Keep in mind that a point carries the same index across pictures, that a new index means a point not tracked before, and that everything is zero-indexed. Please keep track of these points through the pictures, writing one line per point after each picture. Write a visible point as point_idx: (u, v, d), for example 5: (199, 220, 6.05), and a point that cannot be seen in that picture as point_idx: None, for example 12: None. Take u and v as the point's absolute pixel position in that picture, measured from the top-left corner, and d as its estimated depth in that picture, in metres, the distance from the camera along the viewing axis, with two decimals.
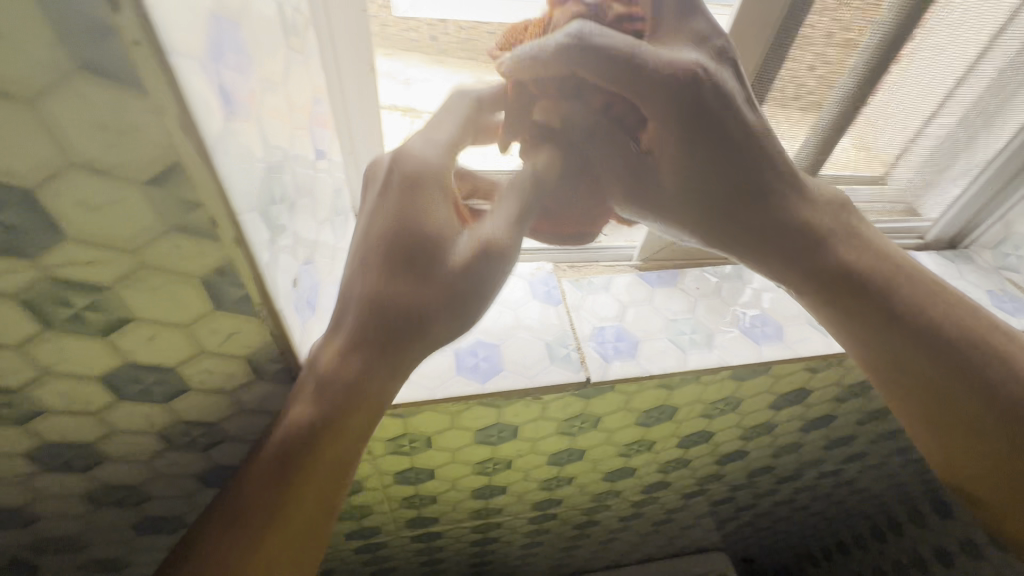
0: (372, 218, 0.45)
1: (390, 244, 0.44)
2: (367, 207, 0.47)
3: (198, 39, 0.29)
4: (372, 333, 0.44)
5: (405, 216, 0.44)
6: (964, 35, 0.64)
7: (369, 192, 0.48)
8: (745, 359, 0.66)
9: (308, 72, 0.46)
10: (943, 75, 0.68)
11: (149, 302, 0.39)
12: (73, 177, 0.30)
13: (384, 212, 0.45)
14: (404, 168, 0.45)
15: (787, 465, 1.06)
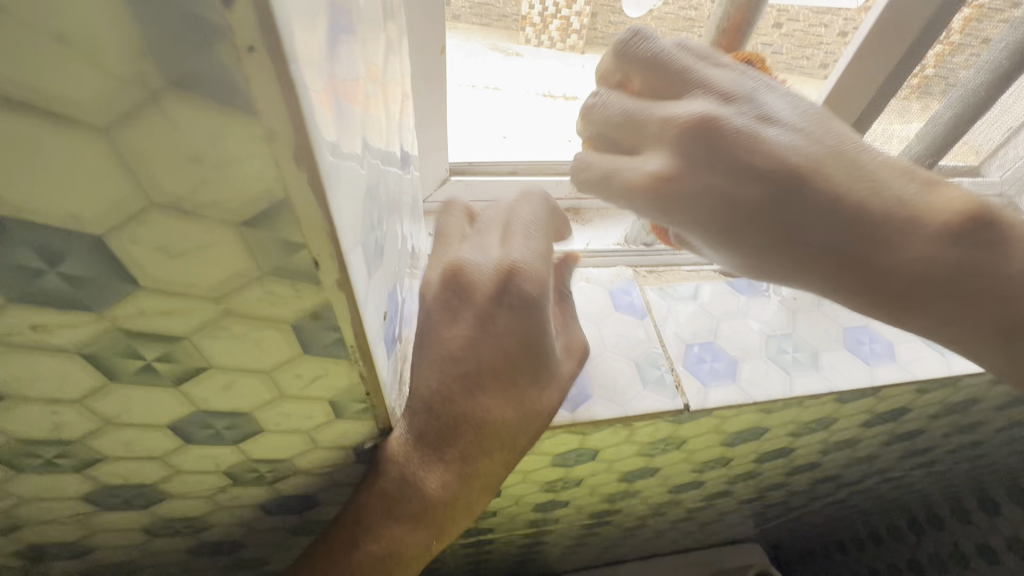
0: (485, 342, 0.46)
1: (513, 375, 0.47)
2: (473, 309, 0.46)
3: (318, 38, 0.21)
4: (473, 398, 0.46)
5: (524, 352, 0.47)
6: None
7: (467, 299, 0.47)
8: (858, 383, 0.59)
9: (399, 66, 0.38)
10: None
11: (229, 350, 0.32)
12: (156, 220, 0.23)
13: (504, 347, 0.46)
14: (522, 291, 0.46)
15: (854, 472, 1.00)
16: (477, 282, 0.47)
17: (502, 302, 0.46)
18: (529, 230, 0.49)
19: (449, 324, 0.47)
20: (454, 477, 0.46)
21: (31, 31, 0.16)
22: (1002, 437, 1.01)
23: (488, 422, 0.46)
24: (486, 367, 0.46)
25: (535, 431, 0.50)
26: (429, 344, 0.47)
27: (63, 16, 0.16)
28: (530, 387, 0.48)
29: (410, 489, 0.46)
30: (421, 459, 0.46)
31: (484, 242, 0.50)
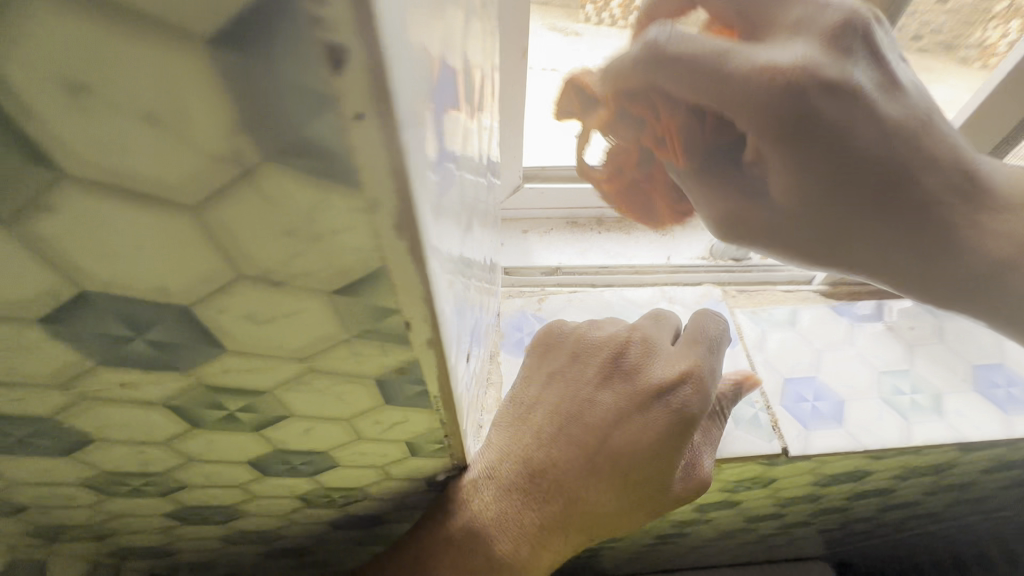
0: (621, 429, 0.41)
1: (635, 480, 0.41)
2: (628, 393, 0.42)
3: (429, 90, 0.18)
4: (587, 486, 0.41)
5: (657, 463, 0.41)
6: None
7: (629, 377, 0.42)
8: (991, 435, 0.52)
9: (489, 84, 0.35)
10: None
11: (311, 401, 0.30)
12: (245, 291, 0.21)
13: (637, 446, 0.40)
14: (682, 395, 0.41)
15: (955, 510, 0.90)
16: (648, 365, 0.43)
17: (661, 402, 0.41)
18: (712, 348, 0.45)
19: (591, 387, 0.42)
20: (524, 543, 0.43)
21: (117, 111, 0.14)
22: None
23: (582, 506, 0.42)
24: (611, 458, 0.41)
25: (631, 527, 0.44)
26: (562, 410, 0.42)
27: (150, 93, 0.14)
28: (650, 502, 0.42)
29: (480, 541, 0.44)
30: (500, 509, 0.43)
31: (656, 341, 0.45)
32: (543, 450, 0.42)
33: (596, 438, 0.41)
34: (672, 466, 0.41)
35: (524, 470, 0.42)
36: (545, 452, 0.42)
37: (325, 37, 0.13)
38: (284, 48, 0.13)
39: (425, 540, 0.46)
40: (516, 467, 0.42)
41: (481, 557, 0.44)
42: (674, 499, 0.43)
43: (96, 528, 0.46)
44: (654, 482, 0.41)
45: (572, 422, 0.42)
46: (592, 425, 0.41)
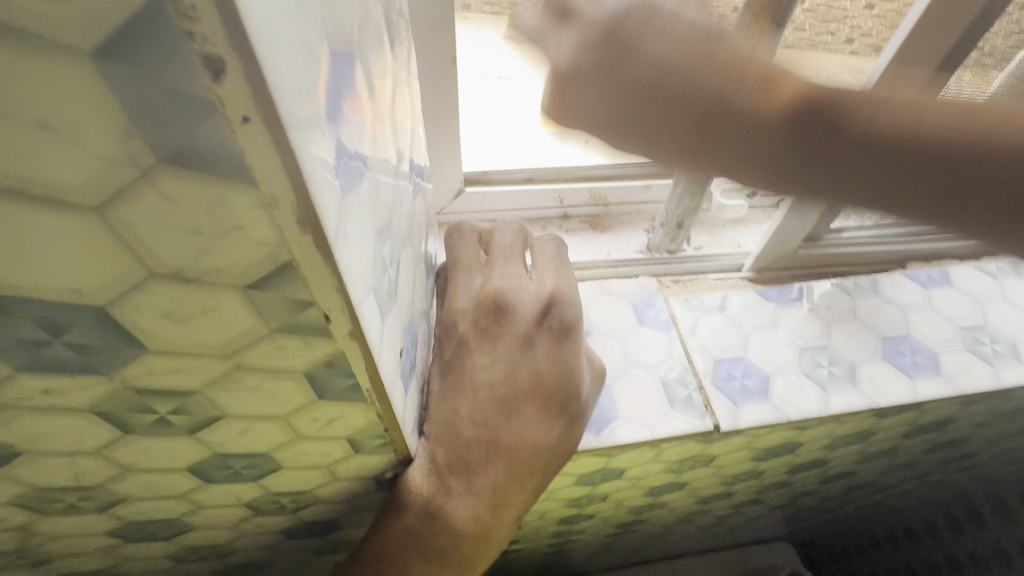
0: (521, 366, 0.46)
1: (553, 399, 0.47)
2: (516, 332, 0.47)
3: (319, 97, 0.20)
4: (516, 429, 0.45)
5: (564, 379, 0.47)
6: None
7: (507, 321, 0.47)
8: (899, 399, 0.57)
9: (408, 90, 0.37)
10: None
11: (244, 400, 0.31)
12: (159, 289, 0.22)
13: (541, 370, 0.46)
14: (562, 316, 0.48)
15: (890, 478, 0.96)
16: (520, 308, 0.47)
17: (543, 324, 0.47)
18: (557, 266, 0.51)
19: (482, 352, 0.47)
20: (485, 507, 0.45)
21: (9, 120, 0.15)
22: None
23: (520, 446, 0.45)
24: (525, 391, 0.46)
25: (570, 446, 0.50)
26: (466, 380, 0.46)
27: (42, 103, 0.15)
28: (572, 412, 0.49)
29: (438, 527, 0.45)
30: (449, 487, 0.45)
31: (513, 272, 0.50)
32: (466, 415, 0.45)
33: (507, 383, 0.45)
34: (575, 372, 0.48)
35: (455, 441, 0.45)
36: (466, 418, 0.45)
37: (203, 49, 0.15)
38: (165, 58, 0.15)
39: (383, 537, 0.47)
40: (447, 443, 0.45)
41: (447, 538, 0.45)
42: (590, 402, 0.52)
43: (32, 554, 0.45)
44: (570, 392, 0.48)
45: (481, 381, 0.46)
46: (497, 371, 0.46)
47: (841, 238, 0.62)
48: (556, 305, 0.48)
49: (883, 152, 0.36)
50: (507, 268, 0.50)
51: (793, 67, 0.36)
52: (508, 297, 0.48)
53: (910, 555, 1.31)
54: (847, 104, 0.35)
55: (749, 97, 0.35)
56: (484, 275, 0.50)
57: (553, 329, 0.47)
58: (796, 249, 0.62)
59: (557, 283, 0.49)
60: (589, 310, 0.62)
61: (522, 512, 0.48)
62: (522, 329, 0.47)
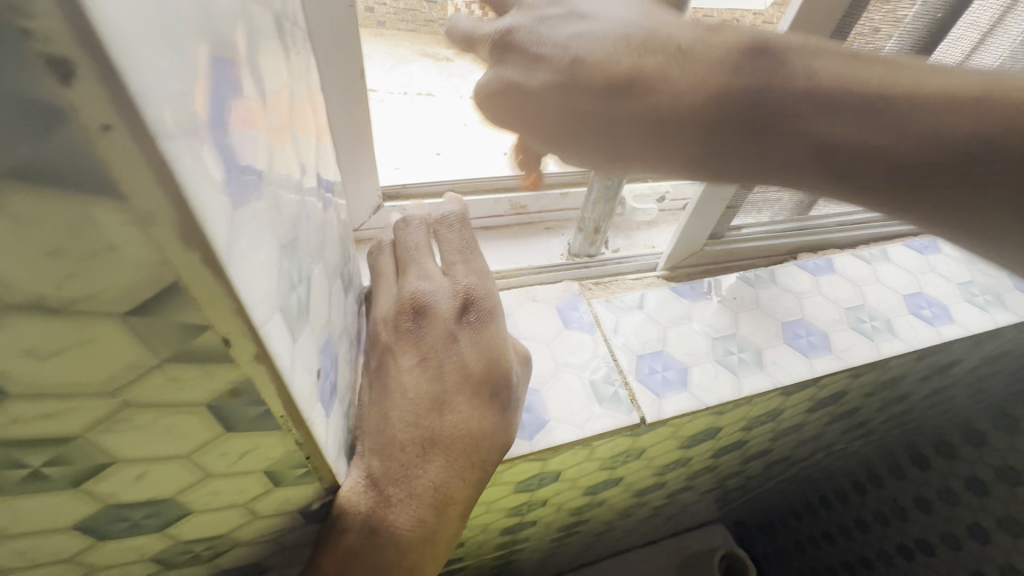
0: (447, 361, 0.47)
1: (482, 386, 0.48)
2: (435, 330, 0.47)
3: (198, 103, 0.19)
4: (448, 423, 0.45)
5: (489, 366, 0.48)
6: None
7: (426, 322, 0.47)
8: (799, 375, 0.62)
9: (310, 99, 0.35)
10: None
11: (136, 441, 0.28)
12: (18, 323, 0.20)
13: (466, 361, 0.47)
14: (478, 307, 0.49)
15: (801, 451, 1.05)
16: (438, 307, 0.48)
17: (463, 319, 0.48)
18: (466, 256, 0.52)
19: (405, 355, 0.46)
20: (429, 510, 0.44)
21: None
22: (927, 401, 1.09)
23: (454, 439, 0.45)
24: (453, 384, 0.46)
25: (506, 437, 0.50)
26: (391, 384, 0.46)
27: None
28: (502, 399, 0.50)
29: (381, 540, 0.44)
30: (388, 497, 0.43)
31: (424, 270, 0.50)
32: (395, 421, 0.44)
33: (434, 381, 0.46)
34: (499, 359, 0.49)
35: (387, 450, 0.44)
36: (396, 422, 0.44)
37: (45, 48, 0.14)
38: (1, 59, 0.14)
39: (322, 562, 0.44)
40: (379, 453, 0.44)
41: (392, 549, 0.44)
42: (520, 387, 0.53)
43: None
44: (496, 381, 0.49)
45: (407, 384, 0.46)
46: (420, 371, 0.46)
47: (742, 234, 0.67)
48: (472, 299, 0.49)
49: (841, 132, 0.36)
50: (420, 267, 0.50)
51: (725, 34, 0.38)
52: (427, 297, 0.48)
53: (825, 520, 1.44)
54: (799, 66, 0.37)
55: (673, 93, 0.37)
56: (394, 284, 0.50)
57: (475, 321, 0.49)
58: (703, 246, 0.67)
59: (473, 280, 0.50)
60: (516, 317, 0.63)
61: (468, 512, 0.48)
62: (441, 325, 0.47)
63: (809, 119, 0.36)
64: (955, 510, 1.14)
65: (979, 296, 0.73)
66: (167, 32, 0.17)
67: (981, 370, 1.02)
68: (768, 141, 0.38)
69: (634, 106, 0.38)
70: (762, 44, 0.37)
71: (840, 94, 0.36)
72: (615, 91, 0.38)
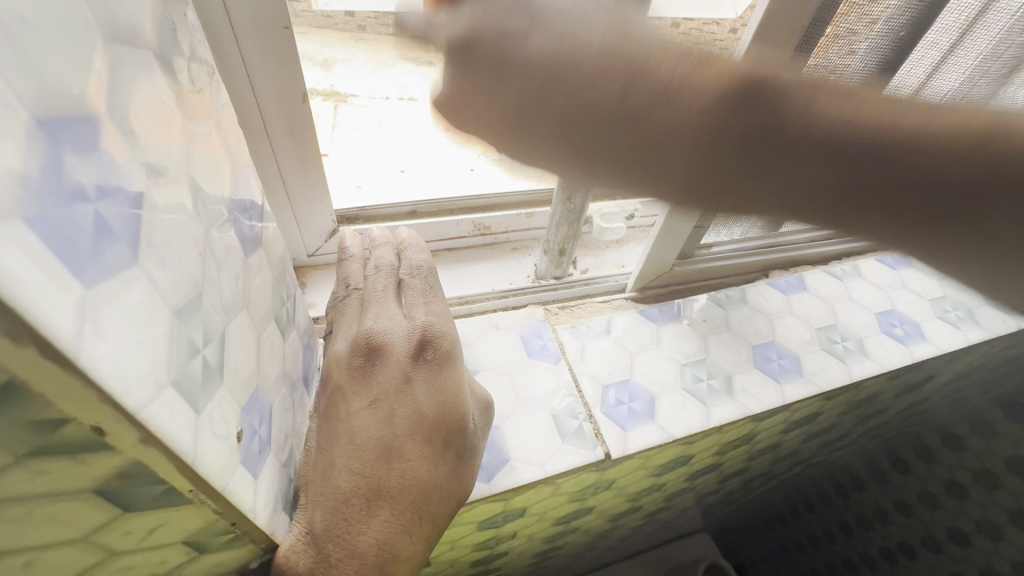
0: (399, 406, 0.44)
1: (435, 433, 0.45)
2: (389, 373, 0.44)
3: (13, 178, 0.16)
4: (399, 474, 0.43)
5: (445, 411, 0.46)
6: None
7: (380, 365, 0.45)
8: (770, 402, 0.60)
9: (224, 137, 0.33)
10: None
11: (13, 534, 0.25)
12: None
13: (420, 405, 0.44)
14: (436, 347, 0.47)
15: (780, 465, 1.03)
16: (392, 348, 0.45)
17: (419, 359, 0.46)
18: (428, 292, 0.49)
19: (356, 399, 0.44)
20: (374, 569, 0.42)
21: None
22: (905, 412, 1.08)
23: (404, 490, 0.43)
24: (405, 432, 0.44)
25: (465, 485, 0.48)
26: (342, 430, 0.43)
27: None
28: (459, 445, 0.47)
29: None
30: (329, 558, 0.41)
31: (383, 309, 0.47)
32: (344, 471, 0.42)
33: (386, 428, 0.43)
34: (457, 403, 0.47)
35: (332, 503, 0.41)
36: (344, 472, 0.42)
37: None
38: None
39: None
40: (324, 507, 0.41)
41: None
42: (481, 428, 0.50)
43: None
44: (453, 427, 0.46)
45: (356, 432, 0.43)
46: (371, 416, 0.43)
47: (712, 253, 0.65)
48: (430, 339, 0.46)
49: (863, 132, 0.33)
50: (378, 306, 0.47)
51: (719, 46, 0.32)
52: (382, 337, 0.45)
53: (809, 526, 1.43)
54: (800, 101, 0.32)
55: (671, 90, 0.30)
56: (349, 320, 0.48)
57: (433, 362, 0.46)
58: (671, 268, 0.65)
59: (431, 318, 0.48)
60: (478, 347, 0.60)
61: (418, 565, 0.46)
62: (394, 367, 0.45)
63: (781, 134, 0.33)
64: (936, 517, 1.13)
65: (952, 312, 0.72)
66: None
67: (959, 380, 1.01)
68: (776, 166, 0.34)
69: (552, 53, 0.29)
70: (751, 78, 0.32)
71: (826, 120, 0.33)
72: (586, 79, 0.30)
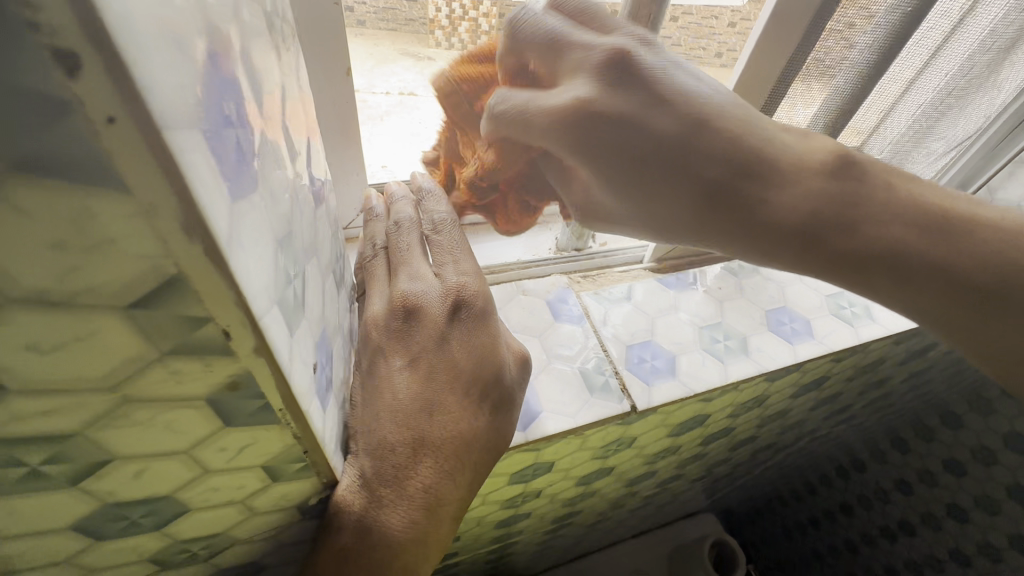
0: (438, 361, 0.46)
1: (473, 386, 0.47)
2: (428, 333, 0.46)
3: (198, 96, 0.19)
4: (442, 425, 0.45)
5: (482, 366, 0.48)
6: (983, 31, 0.59)
7: (419, 325, 0.46)
8: (783, 361, 0.64)
9: (300, 97, 0.36)
10: (967, 69, 0.63)
11: (136, 438, 0.29)
12: (24, 319, 0.20)
13: (458, 360, 0.47)
14: (470, 307, 0.48)
15: (787, 437, 1.07)
16: (428, 309, 0.47)
17: (454, 318, 0.48)
18: (456, 249, 0.50)
19: (397, 357, 0.46)
20: (421, 511, 0.44)
21: None
22: (905, 387, 1.13)
23: (447, 440, 0.45)
24: (445, 386, 0.46)
25: (500, 435, 0.50)
26: (384, 388, 0.46)
27: None
28: (494, 396, 0.50)
29: (373, 542, 0.44)
30: (381, 497, 0.44)
31: (415, 271, 0.48)
32: (388, 425, 0.44)
33: (427, 383, 0.45)
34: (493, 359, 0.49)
35: (380, 452, 0.44)
36: (389, 425, 0.44)
37: (52, 42, 0.14)
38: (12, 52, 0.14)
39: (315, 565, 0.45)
40: (372, 454, 0.44)
41: (385, 551, 0.44)
42: (513, 382, 0.52)
43: None
44: (490, 379, 0.49)
45: (399, 389, 0.45)
46: (415, 373, 0.46)
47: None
48: (464, 298, 0.48)
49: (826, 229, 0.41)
50: (410, 268, 0.49)
51: (817, 143, 0.42)
52: (418, 297, 0.47)
53: (813, 506, 1.46)
54: (874, 177, 0.41)
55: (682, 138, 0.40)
56: (384, 283, 0.50)
57: (469, 320, 0.48)
58: None
59: (463, 278, 0.49)
60: (507, 311, 0.63)
61: (461, 511, 0.49)
62: (431, 326, 0.46)
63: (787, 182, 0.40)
64: (934, 489, 1.17)
65: None
66: (169, 29, 0.17)
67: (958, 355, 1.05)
68: (808, 206, 0.40)
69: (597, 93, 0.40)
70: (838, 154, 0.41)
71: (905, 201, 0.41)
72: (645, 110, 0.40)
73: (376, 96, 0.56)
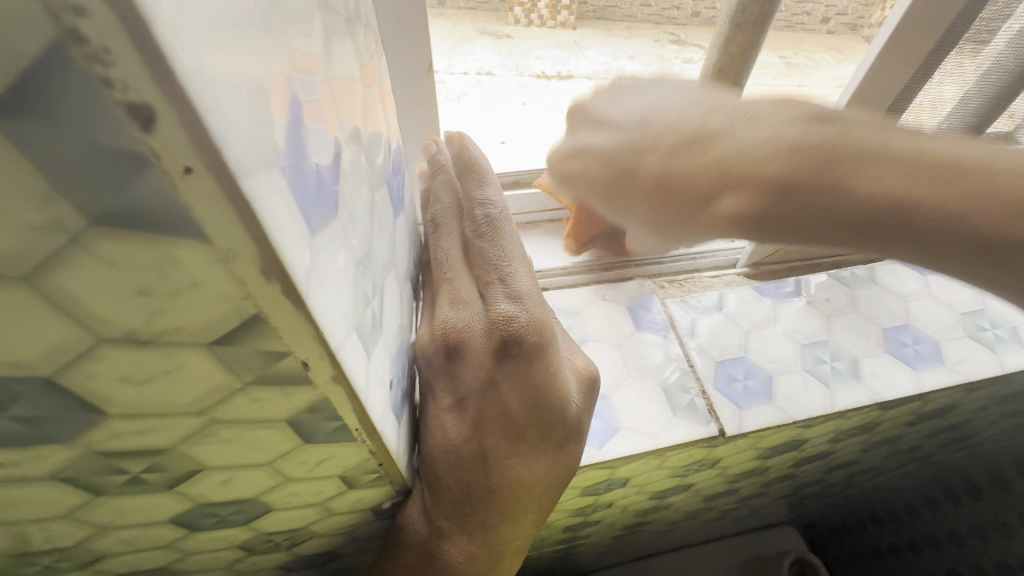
0: (486, 406, 0.41)
1: (530, 432, 0.41)
2: (473, 375, 0.41)
3: (276, 133, 0.17)
4: (494, 472, 0.41)
5: (538, 412, 0.41)
6: None
7: (464, 363, 0.41)
8: (904, 391, 0.55)
9: (380, 100, 0.34)
10: None
11: (223, 452, 0.29)
12: (116, 355, 0.20)
13: (509, 407, 0.40)
14: (519, 343, 0.40)
15: (892, 461, 0.96)
16: (471, 347, 0.40)
17: (503, 359, 0.40)
18: (508, 262, 0.41)
19: (443, 394, 0.42)
20: (481, 545, 0.43)
21: None
22: None
23: (504, 486, 0.42)
24: (494, 434, 0.41)
25: (568, 469, 0.45)
26: (431, 426, 0.42)
27: None
28: (558, 436, 0.43)
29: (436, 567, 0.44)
30: (441, 530, 0.43)
31: (456, 293, 0.42)
32: (437, 467, 0.42)
33: (474, 428, 0.41)
34: (554, 403, 0.41)
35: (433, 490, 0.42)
36: (439, 466, 0.42)
37: (126, 96, 0.13)
38: (90, 107, 0.13)
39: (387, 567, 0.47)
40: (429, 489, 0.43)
41: None
42: (581, 413, 0.45)
43: None
44: (554, 423, 0.42)
45: (445, 432, 0.42)
46: (465, 415, 0.41)
47: None
48: (513, 333, 0.39)
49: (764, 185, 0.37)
50: (455, 285, 0.42)
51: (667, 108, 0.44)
52: (460, 332, 0.40)
53: (910, 529, 1.28)
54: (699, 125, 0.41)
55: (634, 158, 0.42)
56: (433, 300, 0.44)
57: (516, 364, 0.40)
58: None
59: (513, 309, 0.40)
60: (585, 318, 0.60)
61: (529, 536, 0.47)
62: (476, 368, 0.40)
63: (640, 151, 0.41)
64: None
65: None
66: (246, 65, 0.16)
67: None
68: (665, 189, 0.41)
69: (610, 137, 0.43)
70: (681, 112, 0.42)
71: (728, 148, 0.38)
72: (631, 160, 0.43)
73: (455, 77, 0.64)
